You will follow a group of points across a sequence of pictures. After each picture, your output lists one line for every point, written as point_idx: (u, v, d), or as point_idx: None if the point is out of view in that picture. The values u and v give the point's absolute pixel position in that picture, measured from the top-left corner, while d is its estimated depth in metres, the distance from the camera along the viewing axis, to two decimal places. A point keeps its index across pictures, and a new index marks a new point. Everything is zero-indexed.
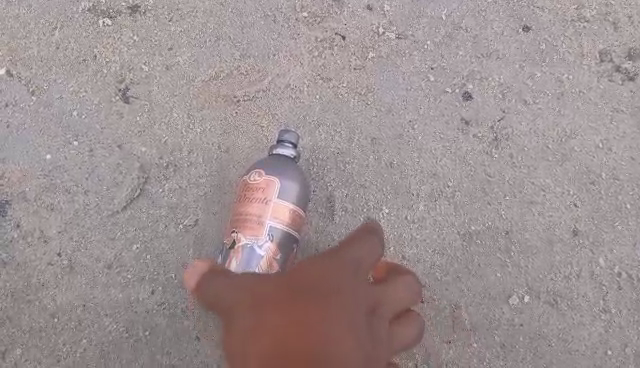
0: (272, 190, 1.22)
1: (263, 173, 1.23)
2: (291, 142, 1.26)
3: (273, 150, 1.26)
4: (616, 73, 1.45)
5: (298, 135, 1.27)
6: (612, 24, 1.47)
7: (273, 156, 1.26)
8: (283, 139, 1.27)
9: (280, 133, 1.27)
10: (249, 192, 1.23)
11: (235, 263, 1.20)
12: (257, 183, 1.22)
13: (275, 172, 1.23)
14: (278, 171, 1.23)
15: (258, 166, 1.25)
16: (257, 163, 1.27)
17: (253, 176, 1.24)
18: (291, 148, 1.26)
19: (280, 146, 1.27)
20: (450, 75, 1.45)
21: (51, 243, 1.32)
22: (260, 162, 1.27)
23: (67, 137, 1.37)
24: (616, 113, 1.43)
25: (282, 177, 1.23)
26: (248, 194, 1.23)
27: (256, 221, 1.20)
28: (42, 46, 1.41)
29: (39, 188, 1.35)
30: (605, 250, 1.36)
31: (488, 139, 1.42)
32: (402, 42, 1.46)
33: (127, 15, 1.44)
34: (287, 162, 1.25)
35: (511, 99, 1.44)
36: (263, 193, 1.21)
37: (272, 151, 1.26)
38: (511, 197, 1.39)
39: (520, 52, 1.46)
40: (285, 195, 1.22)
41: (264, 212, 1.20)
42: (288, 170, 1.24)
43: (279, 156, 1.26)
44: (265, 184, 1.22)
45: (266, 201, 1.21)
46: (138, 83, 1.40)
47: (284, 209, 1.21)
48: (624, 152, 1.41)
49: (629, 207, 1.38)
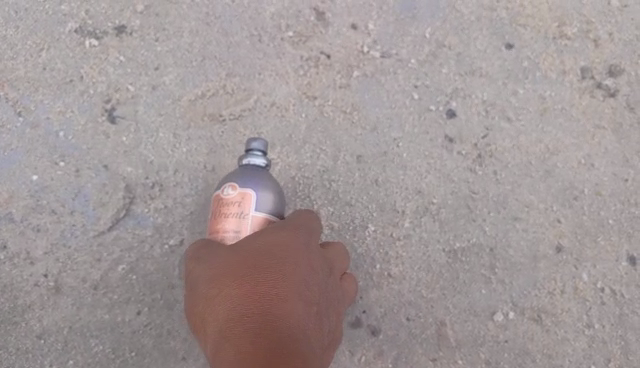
0: (248, 203, 1.13)
1: (236, 185, 1.15)
2: (261, 150, 1.20)
3: (243, 159, 1.19)
4: (597, 89, 1.47)
5: (267, 140, 1.21)
6: (594, 41, 1.49)
7: (244, 166, 1.19)
8: (252, 147, 1.20)
9: (247, 142, 1.20)
10: (224, 207, 1.15)
11: None
12: (233, 197, 1.14)
13: (248, 182, 1.15)
14: (252, 181, 1.15)
15: (230, 178, 1.17)
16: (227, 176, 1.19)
17: (224, 189, 1.16)
18: (262, 156, 1.20)
19: (250, 154, 1.20)
20: (434, 92, 1.46)
21: (37, 264, 1.33)
22: (231, 174, 1.19)
23: (53, 157, 1.38)
24: (598, 130, 1.45)
25: (258, 187, 1.15)
26: (221, 208, 1.15)
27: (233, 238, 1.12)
28: (28, 67, 1.42)
29: (26, 209, 1.35)
30: (588, 265, 1.39)
31: (472, 156, 1.43)
32: (386, 60, 1.47)
33: (114, 35, 1.44)
34: (259, 169, 1.18)
35: (494, 116, 1.45)
36: (239, 208, 1.13)
37: (242, 162, 1.20)
38: (496, 214, 1.41)
39: (503, 70, 1.48)
40: (263, 208, 1.15)
41: (241, 228, 1.12)
42: (263, 179, 1.17)
43: (249, 164, 1.19)
44: (240, 199, 1.13)
45: (243, 216, 1.13)
46: (125, 104, 1.41)
47: (263, 221, 1.14)
48: (607, 168, 1.43)
49: (612, 223, 1.41)
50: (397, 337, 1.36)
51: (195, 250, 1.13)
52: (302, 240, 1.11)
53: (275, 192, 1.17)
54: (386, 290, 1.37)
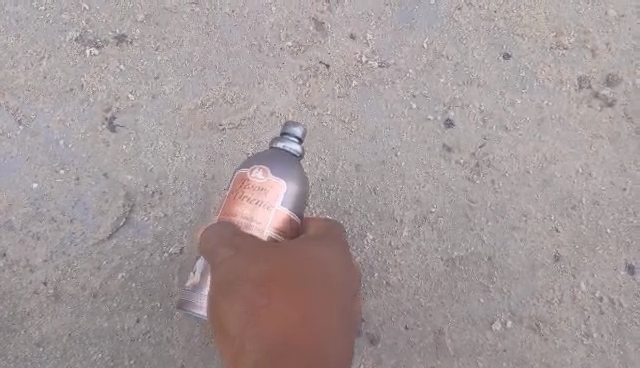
0: (275, 193, 1.03)
1: (269, 172, 1.04)
2: (298, 138, 1.08)
3: (276, 143, 1.08)
4: (594, 99, 1.48)
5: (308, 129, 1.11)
6: (591, 51, 1.51)
7: (276, 150, 1.08)
8: (290, 132, 1.09)
9: (286, 125, 1.09)
10: (247, 191, 1.04)
11: None
12: (260, 183, 1.04)
13: (283, 172, 1.04)
14: (286, 172, 1.05)
15: (260, 162, 1.06)
16: (257, 157, 1.08)
17: (255, 173, 1.05)
18: (297, 144, 1.08)
19: (285, 139, 1.09)
20: (432, 102, 1.47)
21: (37, 272, 1.34)
22: (261, 156, 1.08)
23: (53, 165, 1.38)
24: (596, 139, 1.46)
25: (291, 181, 1.04)
26: (246, 192, 1.04)
27: (255, 229, 1.01)
28: (29, 76, 1.42)
29: (26, 216, 1.36)
30: (586, 274, 1.39)
31: (470, 165, 1.44)
32: (385, 70, 1.48)
33: (114, 44, 1.45)
34: (294, 159, 1.07)
35: (492, 126, 1.46)
36: (264, 197, 1.02)
37: (275, 145, 1.08)
38: (494, 223, 1.41)
39: (500, 79, 1.49)
40: (289, 202, 1.04)
41: (265, 220, 1.01)
42: (297, 173, 1.06)
43: (284, 151, 1.07)
44: (268, 187, 1.03)
45: (270, 207, 1.02)
46: (125, 112, 1.42)
47: (288, 218, 1.03)
48: (605, 178, 1.44)
49: (609, 232, 1.41)
50: (396, 346, 1.36)
51: (212, 233, 1.01)
52: (337, 241, 1.03)
53: (304, 189, 1.07)
54: (384, 299, 1.38)
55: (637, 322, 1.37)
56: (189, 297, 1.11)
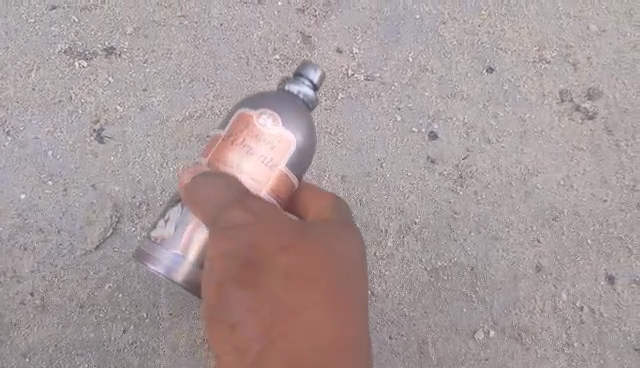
0: (282, 147, 1.01)
1: (279, 121, 1.02)
2: (313, 84, 1.07)
3: (290, 86, 1.07)
4: (576, 112, 1.51)
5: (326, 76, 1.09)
6: (572, 65, 1.54)
7: (289, 94, 1.06)
8: (306, 75, 1.07)
9: (304, 67, 1.07)
10: (251, 138, 1.01)
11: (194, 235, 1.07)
12: (268, 133, 1.01)
13: (294, 124, 1.03)
14: (297, 125, 1.03)
15: (272, 107, 1.03)
16: (270, 95, 1.05)
17: (265, 118, 1.02)
18: (311, 92, 1.07)
19: (299, 83, 1.07)
20: (417, 115, 1.50)
21: (24, 282, 1.35)
22: (272, 97, 1.05)
23: (41, 176, 1.40)
24: (577, 151, 1.49)
25: (299, 137, 1.03)
26: (248, 139, 1.01)
27: (254, 185, 1.00)
28: (18, 87, 1.44)
29: (14, 227, 1.37)
30: (567, 284, 1.42)
31: (453, 177, 1.47)
32: (370, 83, 1.50)
33: (103, 56, 1.47)
34: (306, 111, 1.05)
35: (475, 138, 1.49)
36: (271, 148, 1.01)
37: (289, 85, 1.07)
38: (477, 233, 1.44)
39: (484, 92, 1.52)
40: (294, 157, 1.03)
41: (266, 180, 1.00)
42: (307, 129, 1.04)
43: (298, 99, 1.06)
44: (277, 139, 1.01)
45: (274, 166, 1.00)
46: (113, 124, 1.43)
47: (287, 181, 1.02)
48: (586, 189, 1.47)
49: (590, 243, 1.44)
50: (380, 356, 1.38)
51: (206, 185, 0.98)
52: (348, 219, 1.02)
53: (310, 147, 1.05)
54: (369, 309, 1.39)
55: (616, 331, 1.41)
56: (151, 249, 1.09)
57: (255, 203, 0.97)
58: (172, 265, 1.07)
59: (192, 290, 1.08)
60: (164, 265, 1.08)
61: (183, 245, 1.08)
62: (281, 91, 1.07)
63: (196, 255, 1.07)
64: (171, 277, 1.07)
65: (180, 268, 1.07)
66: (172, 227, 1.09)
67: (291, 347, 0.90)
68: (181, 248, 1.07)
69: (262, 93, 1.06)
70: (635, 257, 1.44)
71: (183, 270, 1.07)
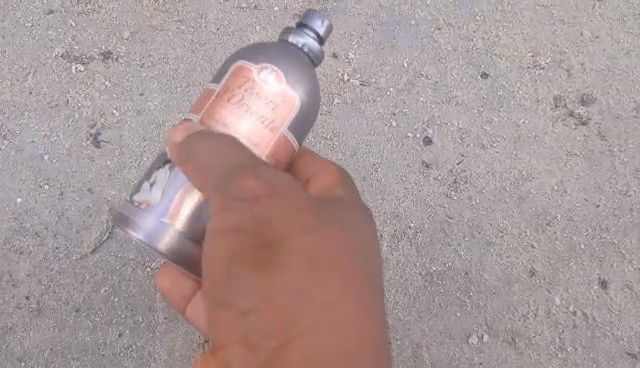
0: (284, 104, 0.98)
1: (282, 77, 0.98)
2: (316, 34, 1.04)
3: (292, 37, 1.03)
4: (569, 117, 1.52)
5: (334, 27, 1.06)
6: (566, 71, 1.55)
7: (291, 45, 1.03)
8: (311, 27, 1.04)
9: (308, 17, 1.04)
10: (252, 95, 0.97)
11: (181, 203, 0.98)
12: (270, 90, 0.98)
13: (297, 83, 0.99)
14: (300, 81, 1.00)
15: (275, 60, 1.00)
16: (272, 49, 1.01)
17: (267, 76, 0.98)
18: (314, 42, 1.04)
19: (302, 33, 1.04)
20: (412, 120, 1.51)
21: (20, 286, 1.35)
22: (274, 48, 1.01)
23: (37, 180, 1.40)
24: (570, 157, 1.50)
25: (302, 97, 1.00)
26: (249, 96, 0.97)
27: (253, 147, 0.96)
28: (15, 91, 1.44)
29: (10, 231, 1.37)
30: (561, 289, 1.44)
31: (448, 182, 1.48)
32: (366, 88, 1.51)
33: (100, 61, 1.47)
34: (310, 68, 1.02)
35: (469, 143, 1.50)
36: (272, 106, 0.97)
37: (292, 37, 1.03)
38: (471, 238, 1.45)
39: (478, 98, 1.53)
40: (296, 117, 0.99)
41: (265, 144, 0.97)
42: (310, 87, 1.01)
43: (302, 56, 1.02)
44: (279, 96, 0.98)
45: (274, 128, 0.97)
46: (110, 128, 1.44)
47: (287, 145, 0.99)
48: (579, 194, 1.49)
49: (583, 248, 1.46)
50: None
51: (204, 147, 0.94)
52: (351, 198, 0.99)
53: (314, 105, 1.02)
54: None
55: (609, 335, 1.42)
56: (134, 212, 1.00)
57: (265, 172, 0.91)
58: (155, 233, 0.99)
59: (175, 261, 1.00)
60: (146, 232, 0.99)
61: (168, 211, 0.98)
62: (283, 44, 1.03)
63: (182, 225, 0.98)
64: (153, 245, 0.99)
65: (163, 238, 0.98)
66: (159, 190, 0.99)
67: (304, 334, 0.84)
68: (167, 216, 0.98)
69: (264, 45, 1.02)
70: (627, 262, 1.46)
71: (166, 240, 0.98)
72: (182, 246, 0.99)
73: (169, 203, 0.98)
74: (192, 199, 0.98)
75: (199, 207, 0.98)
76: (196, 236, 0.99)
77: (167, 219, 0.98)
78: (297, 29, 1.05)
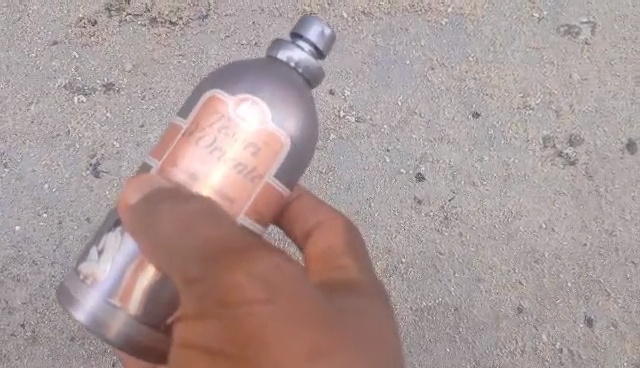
0: (263, 144, 0.96)
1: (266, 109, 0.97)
2: (312, 45, 1.01)
3: (288, 48, 1.01)
4: (558, 158, 1.57)
5: (334, 36, 1.02)
6: (555, 112, 1.59)
7: (285, 58, 1.00)
8: (306, 38, 1.01)
9: (304, 27, 1.01)
10: (225, 137, 0.95)
11: (128, 284, 0.96)
12: (247, 129, 0.95)
13: (287, 120, 0.98)
14: (286, 110, 0.97)
15: (258, 88, 0.98)
16: (258, 75, 0.99)
17: (251, 114, 0.96)
18: (309, 53, 1.01)
19: (298, 44, 1.01)
20: (404, 157, 1.55)
21: (16, 313, 1.39)
22: (262, 69, 1.00)
23: (37, 209, 1.43)
24: (558, 196, 1.55)
25: (287, 129, 0.97)
26: (222, 139, 0.95)
27: (231, 198, 0.94)
28: (17, 120, 1.47)
29: (8, 259, 1.41)
30: (548, 326, 1.49)
31: (439, 217, 1.52)
32: (361, 125, 1.55)
33: (101, 92, 1.50)
34: (304, 99, 1.00)
35: (460, 181, 1.54)
36: (248, 148, 0.95)
37: (286, 49, 1.01)
38: (460, 274, 1.51)
39: (469, 137, 1.57)
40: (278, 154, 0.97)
41: (247, 196, 0.95)
42: (301, 124, 0.99)
43: (294, 88, 1.00)
44: (258, 134, 0.96)
45: (257, 177, 0.96)
46: (109, 158, 1.46)
47: (272, 196, 0.97)
48: (566, 233, 1.53)
49: (570, 286, 1.51)
50: None
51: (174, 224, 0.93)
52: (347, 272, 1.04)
53: (302, 136, 0.99)
54: None
55: None
56: (79, 287, 0.98)
57: (258, 270, 0.90)
58: (101, 317, 0.96)
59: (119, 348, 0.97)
60: (88, 311, 0.97)
61: (113, 290, 0.96)
62: (276, 67, 1.00)
63: (132, 310, 0.96)
64: (93, 326, 0.96)
65: (106, 320, 0.96)
66: (106, 269, 0.97)
67: None
68: (114, 297, 0.96)
69: (256, 71, 1.00)
70: (613, 301, 1.51)
71: (113, 326, 0.96)
72: (130, 332, 0.96)
73: (116, 283, 0.96)
74: (141, 283, 0.96)
75: (150, 291, 0.96)
76: (148, 321, 0.96)
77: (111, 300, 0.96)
78: (292, 40, 1.02)
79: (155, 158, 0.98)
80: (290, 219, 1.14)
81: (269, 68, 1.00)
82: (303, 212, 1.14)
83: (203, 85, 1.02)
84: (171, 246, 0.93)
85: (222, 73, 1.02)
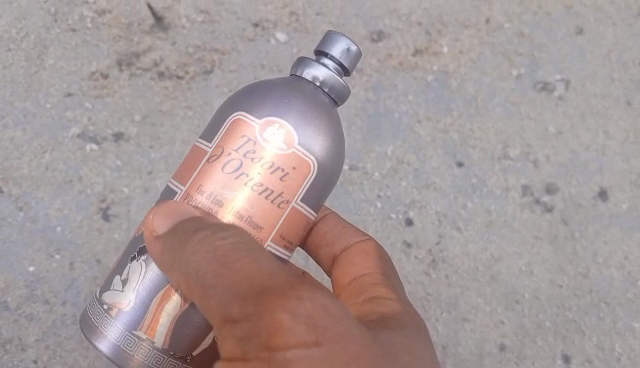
0: (292, 168, 1.00)
1: (292, 134, 1.00)
2: (337, 63, 1.07)
3: (314, 65, 1.06)
4: (536, 204, 1.69)
5: (358, 54, 1.08)
6: (533, 163, 1.72)
7: (313, 75, 1.06)
8: (331, 55, 1.06)
9: (329, 45, 1.07)
10: (251, 162, 0.99)
11: (152, 315, 1.00)
12: (273, 154, 0.99)
13: (314, 141, 1.01)
14: (313, 133, 1.01)
15: (284, 112, 1.01)
16: (283, 97, 1.03)
17: (277, 139, 1.00)
18: (335, 70, 1.06)
19: (324, 61, 1.07)
20: (394, 203, 1.66)
21: (28, 350, 1.48)
22: (288, 91, 1.03)
23: (49, 251, 1.52)
24: (536, 240, 1.67)
25: (316, 150, 1.01)
26: (248, 165, 0.99)
27: (260, 222, 0.99)
28: (33, 166, 1.56)
29: (20, 298, 1.49)
30: (528, 363, 1.61)
31: (427, 260, 1.64)
32: (354, 173, 1.67)
33: (112, 141, 1.60)
34: (329, 120, 1.04)
35: (446, 226, 1.66)
36: (276, 172, 0.99)
37: (313, 66, 1.06)
38: (447, 314, 1.61)
39: (454, 185, 1.69)
40: (307, 175, 1.01)
41: (276, 217, 0.99)
42: (328, 144, 1.03)
43: (321, 107, 1.04)
44: (285, 159, 0.99)
45: (284, 201, 1.00)
46: (118, 203, 1.56)
47: (299, 216, 1.02)
48: (544, 275, 1.65)
49: (549, 325, 1.62)
50: None
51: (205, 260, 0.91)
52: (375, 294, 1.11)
53: (330, 156, 1.03)
54: None
55: None
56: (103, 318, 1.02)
57: (301, 309, 0.84)
58: (125, 348, 1.00)
59: None
60: (113, 342, 1.00)
61: (137, 321, 1.00)
62: (304, 87, 1.05)
63: (157, 340, 1.00)
64: (117, 357, 1.00)
65: (130, 351, 1.00)
66: (130, 300, 1.01)
67: None
68: (138, 327, 1.00)
69: (283, 92, 1.03)
70: (588, 338, 1.62)
71: (136, 357, 1.00)
72: (153, 364, 1.00)
73: (140, 314, 1.00)
74: (166, 314, 1.00)
75: (174, 323, 1.00)
76: (171, 351, 1.01)
77: (135, 331, 1.00)
78: (318, 58, 1.08)
79: (182, 182, 1.03)
80: (320, 240, 1.32)
81: (298, 87, 1.04)
82: (330, 236, 1.31)
83: (226, 108, 1.06)
84: (208, 286, 0.89)
85: (250, 92, 1.05)
